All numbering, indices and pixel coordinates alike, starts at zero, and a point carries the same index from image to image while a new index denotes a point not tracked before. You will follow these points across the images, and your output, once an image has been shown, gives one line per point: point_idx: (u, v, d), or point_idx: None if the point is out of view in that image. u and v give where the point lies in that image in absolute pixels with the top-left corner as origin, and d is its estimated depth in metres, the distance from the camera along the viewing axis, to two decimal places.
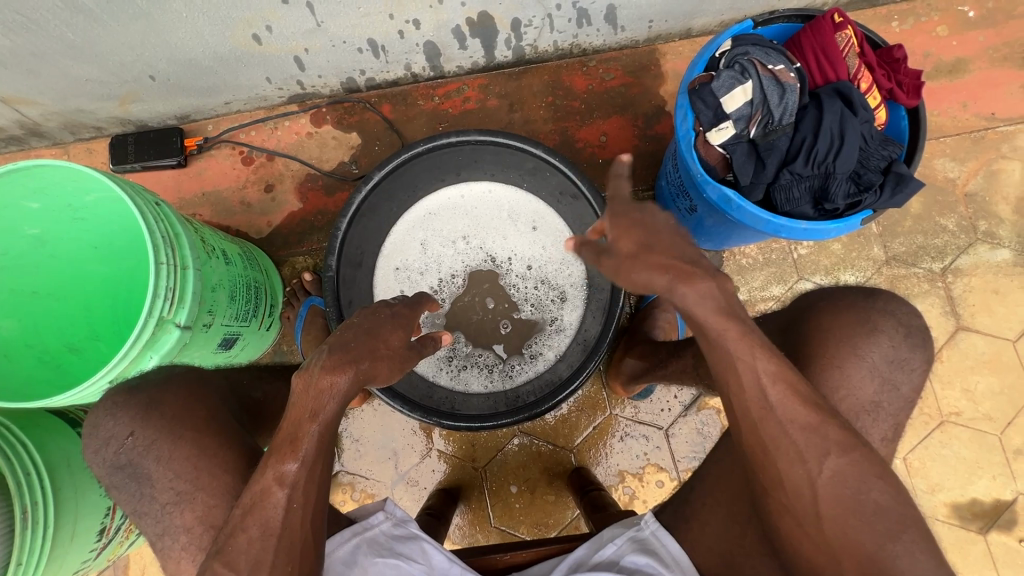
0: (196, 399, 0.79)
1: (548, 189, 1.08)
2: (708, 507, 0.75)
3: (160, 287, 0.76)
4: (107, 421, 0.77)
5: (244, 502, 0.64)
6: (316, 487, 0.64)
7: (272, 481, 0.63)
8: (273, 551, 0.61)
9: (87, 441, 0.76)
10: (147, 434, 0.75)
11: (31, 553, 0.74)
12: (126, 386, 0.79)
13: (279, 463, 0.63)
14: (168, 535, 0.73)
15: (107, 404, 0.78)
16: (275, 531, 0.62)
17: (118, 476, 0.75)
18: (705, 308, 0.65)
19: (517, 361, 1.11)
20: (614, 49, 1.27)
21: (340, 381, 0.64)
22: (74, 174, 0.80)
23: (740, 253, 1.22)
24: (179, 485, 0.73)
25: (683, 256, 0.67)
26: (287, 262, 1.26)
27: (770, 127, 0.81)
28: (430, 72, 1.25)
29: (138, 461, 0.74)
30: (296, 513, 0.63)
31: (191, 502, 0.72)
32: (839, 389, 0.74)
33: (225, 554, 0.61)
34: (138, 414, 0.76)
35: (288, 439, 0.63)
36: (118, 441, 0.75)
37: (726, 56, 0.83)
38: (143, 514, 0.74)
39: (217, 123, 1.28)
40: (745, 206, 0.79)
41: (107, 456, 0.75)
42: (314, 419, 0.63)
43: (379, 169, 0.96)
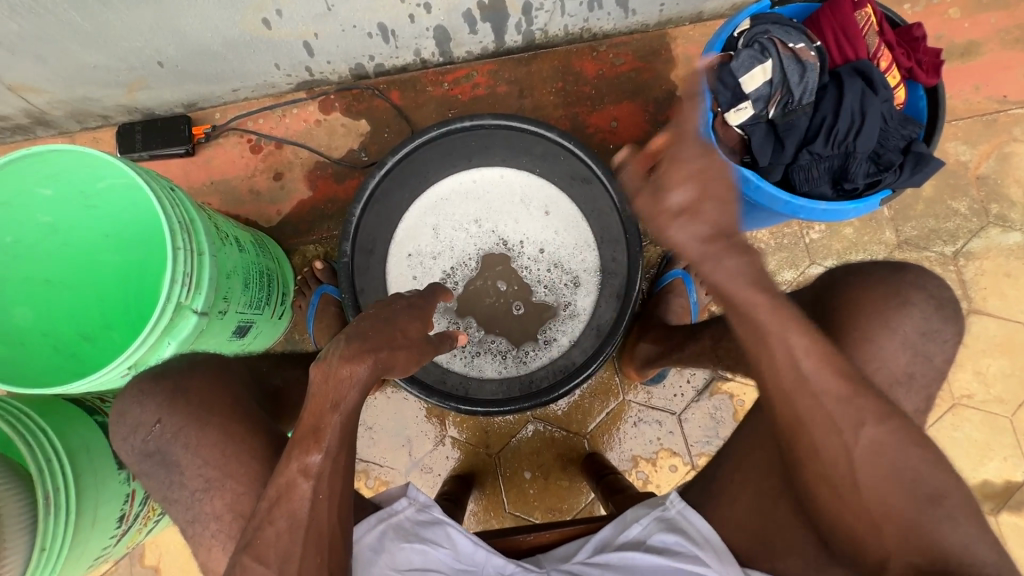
0: (215, 387, 0.79)
1: (561, 173, 1.08)
2: (736, 484, 0.75)
3: (178, 273, 0.76)
4: (135, 408, 0.76)
5: (270, 494, 0.63)
6: (341, 477, 0.64)
7: (297, 474, 0.62)
8: (301, 544, 0.61)
9: (115, 428, 0.76)
10: (174, 421, 0.75)
11: (55, 539, 0.74)
12: (143, 375, 0.78)
13: (303, 455, 0.62)
14: (198, 522, 0.73)
15: (133, 391, 0.77)
16: (302, 522, 0.62)
17: (148, 462, 0.75)
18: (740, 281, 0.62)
19: (531, 346, 1.11)
20: (625, 34, 1.26)
21: (360, 371, 0.63)
22: (88, 159, 0.80)
23: (752, 238, 1.22)
24: (207, 471, 0.73)
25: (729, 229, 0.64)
26: (297, 251, 1.26)
27: (790, 107, 0.80)
28: (439, 58, 1.24)
29: (167, 448, 0.74)
30: (323, 504, 0.63)
31: (221, 488, 0.72)
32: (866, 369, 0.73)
33: (254, 548, 0.61)
34: (164, 401, 0.76)
35: (311, 431, 0.63)
36: (146, 428, 0.75)
37: (745, 35, 0.82)
38: (173, 501, 0.74)
39: (225, 111, 1.27)
40: (764, 186, 0.78)
41: (136, 443, 0.75)
42: (335, 410, 0.63)
43: (392, 154, 0.96)
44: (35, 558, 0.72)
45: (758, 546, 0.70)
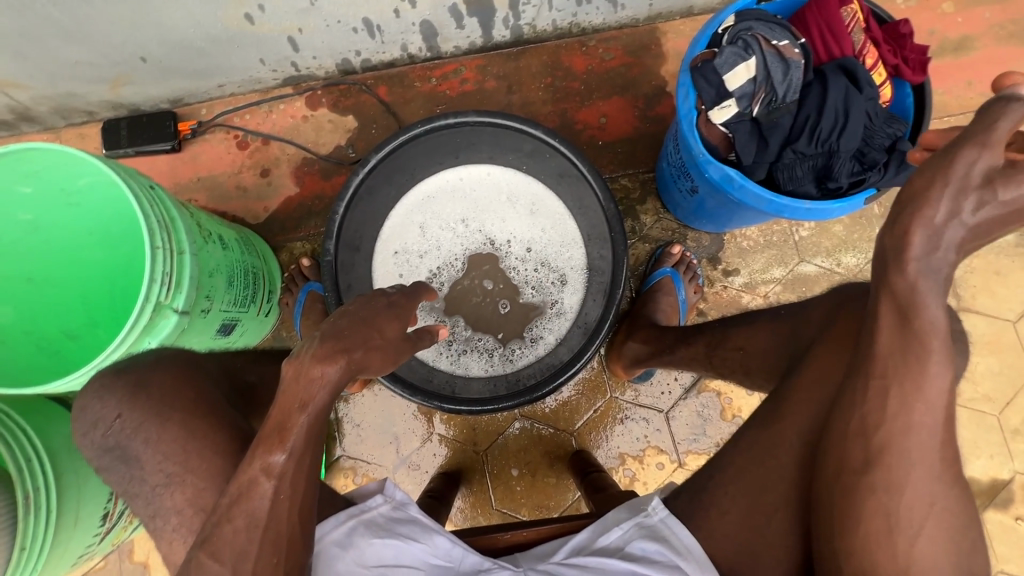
0: (183, 382, 0.78)
1: (548, 171, 1.07)
2: (730, 496, 0.75)
3: (156, 272, 0.75)
4: (94, 403, 0.76)
5: (231, 492, 0.63)
6: (304, 476, 0.64)
7: (259, 472, 0.62)
8: (258, 543, 0.62)
9: (75, 423, 0.76)
10: (133, 416, 0.74)
11: (35, 538, 0.75)
12: (118, 369, 0.78)
13: (267, 454, 0.62)
14: (158, 516, 0.73)
15: (95, 387, 0.77)
16: (260, 522, 0.62)
17: (107, 457, 0.74)
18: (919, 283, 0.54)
19: (517, 345, 1.11)
20: (614, 29, 1.25)
21: (331, 372, 0.62)
22: (65, 158, 0.79)
23: (741, 235, 1.21)
24: (168, 466, 0.73)
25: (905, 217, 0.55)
26: (284, 247, 1.25)
27: (774, 105, 0.80)
28: (427, 53, 1.23)
29: (126, 443, 0.74)
30: (282, 505, 0.63)
31: (181, 483, 0.72)
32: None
33: (210, 544, 0.62)
34: (126, 395, 0.75)
35: (276, 430, 0.62)
36: (105, 423, 0.75)
37: (729, 32, 0.81)
38: (134, 495, 0.74)
39: (211, 106, 1.26)
40: (747, 185, 0.78)
41: (95, 438, 0.74)
42: (303, 410, 0.62)
43: (376, 151, 0.95)
44: (15, 558, 0.72)
45: (744, 556, 0.72)
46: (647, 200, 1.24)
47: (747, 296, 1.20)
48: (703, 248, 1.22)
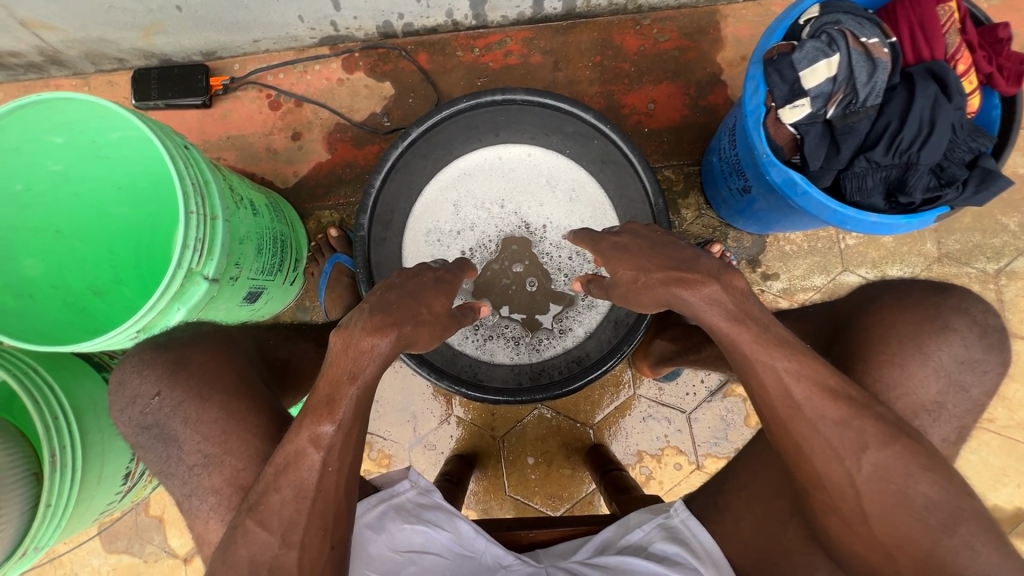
0: (223, 361, 0.77)
1: (591, 155, 1.02)
2: (743, 501, 0.71)
3: (190, 238, 0.73)
4: (134, 377, 0.75)
5: (278, 461, 0.60)
6: (352, 452, 0.61)
7: (307, 443, 0.58)
8: (307, 513, 0.58)
9: (115, 397, 0.75)
10: (175, 394, 0.73)
11: (61, 496, 0.75)
12: (151, 344, 0.78)
13: (315, 425, 0.58)
14: (195, 496, 0.70)
15: (134, 359, 0.76)
16: (309, 493, 0.58)
17: (146, 435, 0.73)
18: (715, 314, 0.62)
19: (545, 334, 1.08)
20: (672, 8, 1.18)
21: (382, 345, 0.60)
22: (102, 110, 0.77)
23: (785, 239, 1.16)
24: (207, 446, 0.71)
25: (684, 264, 0.66)
26: (313, 216, 1.22)
27: (851, 108, 0.74)
28: (472, 21, 1.17)
29: (165, 422, 0.72)
30: (331, 476, 0.59)
31: (219, 464, 0.70)
32: (897, 389, 0.65)
33: (258, 512, 0.59)
34: (166, 372, 0.74)
35: (325, 400, 0.59)
36: (145, 400, 0.73)
37: (812, 24, 0.75)
38: (170, 474, 0.72)
39: (244, 62, 1.22)
40: (812, 192, 0.74)
41: (134, 414, 0.73)
42: (352, 382, 0.59)
43: (418, 125, 0.91)
44: (40, 514, 0.72)
45: None
46: (689, 194, 1.18)
47: (785, 301, 1.15)
48: (743, 249, 1.17)
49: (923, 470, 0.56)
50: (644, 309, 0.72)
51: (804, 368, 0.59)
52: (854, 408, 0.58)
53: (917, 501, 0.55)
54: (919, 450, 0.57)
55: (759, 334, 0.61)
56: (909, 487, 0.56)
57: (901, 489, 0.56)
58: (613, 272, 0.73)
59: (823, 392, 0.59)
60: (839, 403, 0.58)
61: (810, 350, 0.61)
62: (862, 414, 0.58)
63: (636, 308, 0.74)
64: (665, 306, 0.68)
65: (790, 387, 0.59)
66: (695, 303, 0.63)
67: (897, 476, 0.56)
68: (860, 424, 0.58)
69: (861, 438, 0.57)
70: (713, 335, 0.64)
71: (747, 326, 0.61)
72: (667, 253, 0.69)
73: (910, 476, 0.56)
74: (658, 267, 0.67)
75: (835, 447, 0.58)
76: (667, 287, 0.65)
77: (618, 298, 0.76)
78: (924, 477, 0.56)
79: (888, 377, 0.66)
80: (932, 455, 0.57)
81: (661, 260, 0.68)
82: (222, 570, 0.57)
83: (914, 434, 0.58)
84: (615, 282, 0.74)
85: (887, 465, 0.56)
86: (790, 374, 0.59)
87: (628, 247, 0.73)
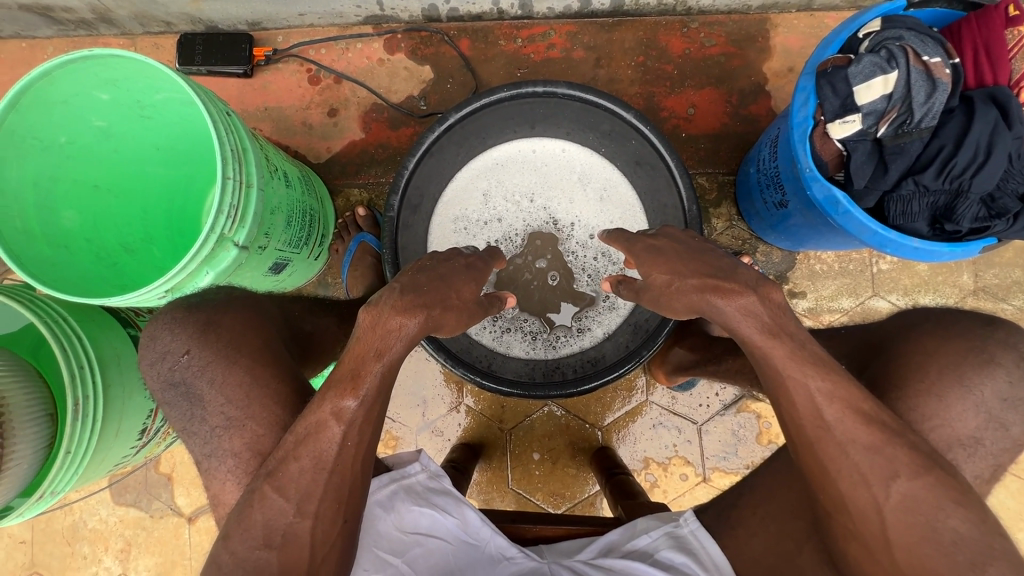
0: (252, 327, 0.79)
1: (626, 156, 1.01)
2: (758, 518, 0.69)
3: (224, 204, 0.74)
4: (165, 334, 0.76)
5: (298, 431, 0.60)
6: (371, 429, 0.61)
7: (329, 415, 0.58)
8: (324, 484, 0.58)
9: (152, 348, 0.76)
10: (203, 354, 0.74)
11: (80, 444, 0.76)
12: (181, 305, 0.79)
13: (338, 399, 0.58)
14: (213, 457, 0.71)
15: (165, 319, 0.77)
16: (327, 465, 0.58)
17: (171, 393, 0.74)
18: (750, 326, 0.62)
19: (563, 332, 1.07)
20: (722, 13, 1.16)
21: (409, 326, 0.60)
22: (149, 69, 0.79)
23: (815, 257, 1.14)
24: (229, 410, 0.72)
25: (723, 272, 0.65)
26: (342, 193, 1.22)
27: (905, 128, 0.72)
28: (518, 10, 1.16)
29: (191, 381, 0.73)
30: (351, 451, 0.59)
31: (239, 428, 0.71)
32: (933, 420, 0.64)
33: (276, 479, 0.59)
34: (195, 333, 0.75)
35: (349, 375, 0.59)
36: (174, 357, 0.74)
37: (872, 38, 0.73)
38: (190, 433, 0.73)
39: (288, 35, 1.22)
40: (853, 212, 0.72)
41: (161, 370, 0.74)
42: (378, 359, 0.59)
43: (456, 111, 0.91)
44: (60, 460, 0.74)
45: None
46: (722, 204, 1.16)
47: (809, 321, 1.13)
48: (772, 264, 1.15)
49: (956, 504, 0.54)
50: (675, 314, 0.71)
51: (839, 389, 0.58)
52: (886, 435, 0.57)
53: (946, 535, 0.53)
54: (952, 484, 0.55)
55: (795, 350, 0.60)
56: (939, 521, 0.54)
57: (931, 521, 0.54)
58: (646, 274, 0.72)
59: (856, 415, 0.57)
60: (872, 428, 0.57)
61: (844, 372, 0.60)
62: (896, 441, 0.57)
63: (666, 313, 0.73)
64: (697, 313, 0.68)
65: (822, 408, 0.58)
66: (729, 312, 0.62)
67: (928, 508, 0.54)
68: (892, 451, 0.56)
69: (892, 466, 0.56)
70: (746, 347, 0.63)
71: (778, 343, 0.61)
72: (703, 260, 0.68)
73: (942, 509, 0.54)
74: (694, 272, 0.67)
75: (863, 472, 0.56)
76: (703, 295, 0.65)
77: (648, 302, 0.76)
78: (956, 512, 0.54)
79: (922, 406, 0.64)
80: (967, 490, 0.55)
81: (698, 266, 0.67)
82: (238, 531, 0.58)
83: (948, 468, 0.56)
84: (648, 284, 0.73)
85: (918, 496, 0.55)
86: (823, 394, 0.58)
87: (663, 250, 0.72)
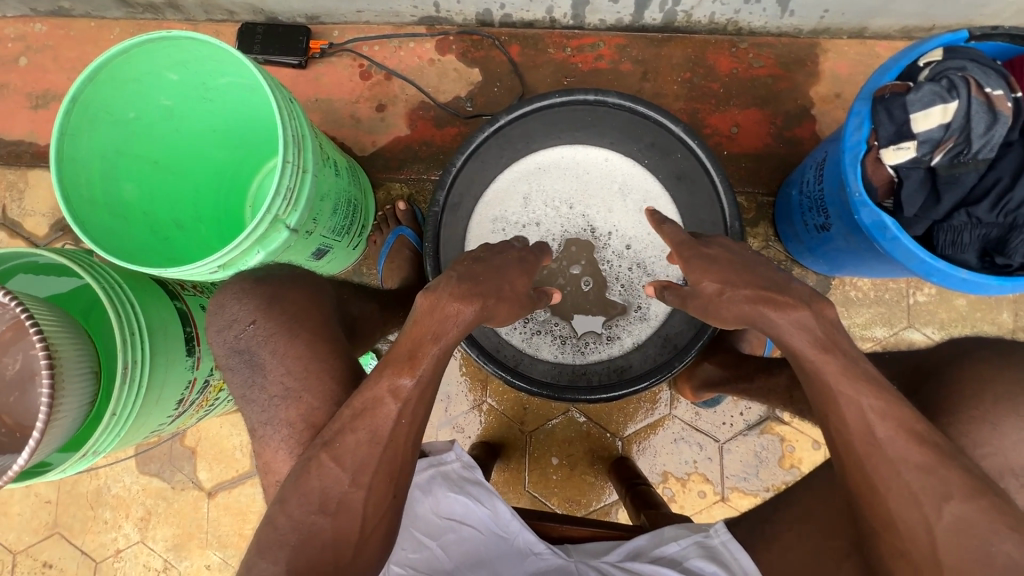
0: (312, 304, 0.81)
1: (669, 169, 1.02)
2: (793, 534, 0.69)
3: (282, 186, 0.77)
4: (233, 303, 0.79)
5: (355, 406, 0.62)
6: (425, 406, 0.62)
7: (385, 393, 0.60)
8: (378, 458, 0.60)
9: (211, 319, 0.79)
10: (268, 325, 0.77)
11: (125, 407, 0.78)
12: (250, 276, 0.81)
13: (394, 377, 0.61)
14: (270, 425, 0.72)
15: (234, 288, 0.80)
16: (382, 441, 0.60)
17: (235, 359, 0.77)
18: (804, 340, 0.63)
19: (592, 339, 1.08)
20: (772, 35, 1.17)
21: (466, 312, 0.63)
22: (219, 54, 0.82)
23: (851, 283, 1.13)
24: (288, 381, 0.74)
25: (774, 285, 0.68)
26: (383, 186, 1.25)
27: (961, 158, 0.72)
28: (570, 20, 1.19)
29: (255, 349, 0.76)
30: (403, 430, 0.61)
31: (296, 399, 0.72)
32: (985, 447, 0.63)
33: (333, 448, 0.60)
34: (261, 304, 0.78)
35: (406, 356, 0.62)
36: (240, 326, 0.77)
37: (932, 67, 0.73)
38: (250, 400, 0.75)
39: (343, 30, 1.26)
40: (902, 239, 0.72)
41: (228, 337, 0.77)
42: (435, 342, 0.62)
43: (507, 113, 0.94)
44: (106, 421, 0.76)
45: None
46: (759, 223, 1.17)
47: None
48: None
49: (1011, 529, 0.53)
50: (722, 323, 0.72)
51: (891, 408, 0.58)
52: (939, 455, 0.56)
53: (1000, 560, 0.52)
54: (1006, 510, 0.54)
55: (846, 366, 0.61)
56: (994, 546, 0.52)
57: (984, 545, 0.53)
58: (696, 280, 0.73)
59: (907, 434, 0.57)
60: (926, 448, 0.57)
61: (893, 391, 0.60)
62: (949, 463, 0.56)
63: (712, 321, 0.74)
64: (745, 323, 0.69)
65: (874, 425, 0.58)
66: (783, 325, 0.64)
67: (981, 531, 0.53)
68: (946, 472, 0.55)
69: (945, 487, 0.55)
70: (797, 360, 0.64)
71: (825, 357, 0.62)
72: (749, 271, 0.70)
73: (996, 533, 0.53)
74: (748, 283, 0.69)
75: (916, 491, 0.55)
76: (757, 306, 0.67)
77: (693, 309, 0.76)
78: (1010, 537, 0.52)
79: (969, 432, 0.64)
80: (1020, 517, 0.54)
81: (750, 278, 0.69)
82: (294, 496, 0.59)
83: (1003, 495, 0.55)
84: (697, 291, 0.73)
85: (971, 519, 0.53)
86: (875, 411, 0.58)
87: (717, 259, 0.73)
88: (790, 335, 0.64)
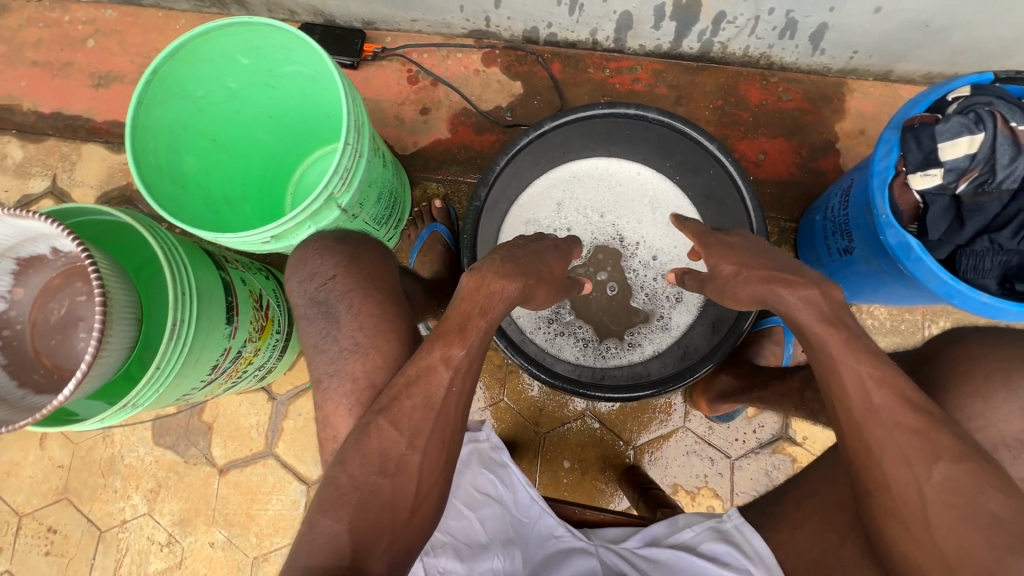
0: (380, 269, 0.84)
1: (698, 186, 1.07)
2: (801, 513, 0.70)
3: (339, 166, 0.81)
4: (314, 259, 0.82)
5: (409, 372, 0.65)
6: (473, 377, 0.65)
7: (438, 361, 0.63)
8: (433, 423, 0.62)
9: (294, 271, 0.83)
10: (346, 282, 0.80)
11: (168, 362, 0.81)
12: (332, 236, 0.85)
13: (446, 347, 0.64)
14: (316, 389, 0.76)
15: (316, 244, 0.83)
16: (435, 406, 0.63)
17: (312, 309, 0.80)
18: (810, 314, 0.67)
19: (614, 344, 1.11)
20: (802, 72, 1.23)
21: (509, 290, 0.68)
22: (290, 42, 0.87)
23: (867, 312, 1.16)
24: (359, 336, 0.77)
25: (786, 268, 0.72)
26: (420, 184, 1.30)
27: (985, 187, 0.76)
28: (611, 43, 1.25)
29: (333, 302, 0.79)
30: (453, 399, 0.63)
31: (335, 361, 0.76)
32: (984, 426, 0.66)
33: (390, 413, 0.63)
34: (341, 262, 0.82)
35: (455, 328, 0.66)
36: (320, 279, 0.81)
37: (960, 102, 0.78)
38: (321, 351, 0.77)
39: (396, 37, 1.33)
40: (926, 260, 0.75)
41: (308, 289, 0.81)
42: (481, 316, 0.66)
43: (552, 119, 0.96)
44: (150, 373, 0.78)
45: None
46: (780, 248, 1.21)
47: None
48: None
49: (995, 488, 0.55)
50: (737, 303, 0.78)
51: (888, 377, 0.61)
52: (931, 421, 0.58)
53: (986, 517, 0.54)
54: (991, 472, 0.56)
55: (849, 338, 0.64)
56: (979, 501, 0.55)
57: (972, 503, 0.55)
58: (714, 265, 0.80)
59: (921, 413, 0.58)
60: (918, 415, 0.58)
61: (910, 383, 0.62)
62: (939, 427, 0.58)
63: (727, 302, 0.80)
64: (759, 302, 0.74)
65: (870, 392, 0.60)
66: (791, 300, 0.69)
67: (969, 492, 0.55)
68: (936, 435, 0.57)
69: (934, 449, 0.57)
70: (804, 335, 0.67)
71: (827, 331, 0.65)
72: (765, 258, 0.76)
73: (981, 492, 0.55)
74: (761, 266, 0.74)
75: (906, 451, 0.57)
76: (771, 291, 0.71)
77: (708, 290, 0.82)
78: (995, 496, 0.55)
79: (982, 437, 0.66)
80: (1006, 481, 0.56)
81: (764, 262, 0.75)
82: (355, 457, 0.61)
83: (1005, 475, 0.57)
84: (714, 274, 0.80)
85: (962, 479, 0.55)
86: (873, 379, 0.61)
87: (734, 246, 0.80)
88: (795, 309, 0.68)
